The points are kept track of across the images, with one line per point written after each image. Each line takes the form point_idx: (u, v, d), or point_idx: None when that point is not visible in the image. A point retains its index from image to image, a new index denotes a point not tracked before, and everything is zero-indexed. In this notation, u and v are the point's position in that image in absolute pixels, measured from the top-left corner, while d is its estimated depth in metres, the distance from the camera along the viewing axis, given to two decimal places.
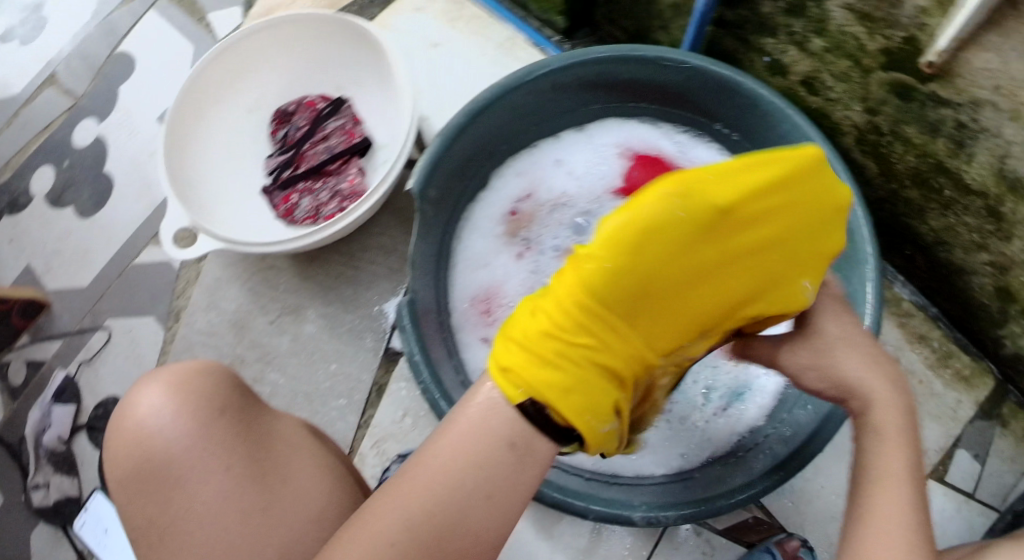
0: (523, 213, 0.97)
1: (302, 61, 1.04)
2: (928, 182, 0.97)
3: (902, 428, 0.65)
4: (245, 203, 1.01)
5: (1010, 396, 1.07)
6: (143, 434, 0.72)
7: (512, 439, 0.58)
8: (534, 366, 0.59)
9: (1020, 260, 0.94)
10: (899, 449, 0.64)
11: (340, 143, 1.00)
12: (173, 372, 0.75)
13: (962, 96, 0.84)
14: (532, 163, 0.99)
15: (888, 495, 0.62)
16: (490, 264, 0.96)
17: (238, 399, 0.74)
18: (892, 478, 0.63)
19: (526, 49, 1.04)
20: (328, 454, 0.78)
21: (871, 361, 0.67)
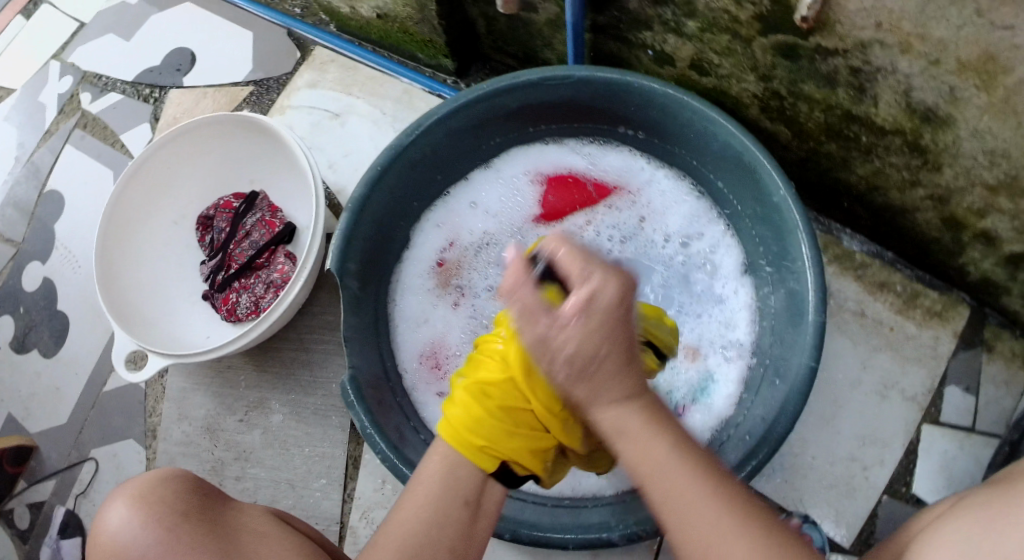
0: (450, 261, 0.99)
1: (213, 163, 1.06)
2: (842, 133, 0.95)
3: (651, 425, 0.63)
4: (187, 314, 1.03)
5: (990, 320, 1.04)
6: (116, 550, 0.71)
7: (466, 497, 0.66)
8: (480, 425, 0.67)
9: (955, 187, 0.92)
10: (643, 447, 0.62)
11: (263, 235, 1.02)
12: (134, 486, 0.73)
13: (846, 42, 0.83)
14: (448, 211, 1.01)
15: (684, 500, 0.61)
16: (429, 321, 0.97)
17: (197, 503, 0.72)
18: (676, 465, 0.62)
19: (423, 97, 1.05)
20: (300, 543, 0.75)
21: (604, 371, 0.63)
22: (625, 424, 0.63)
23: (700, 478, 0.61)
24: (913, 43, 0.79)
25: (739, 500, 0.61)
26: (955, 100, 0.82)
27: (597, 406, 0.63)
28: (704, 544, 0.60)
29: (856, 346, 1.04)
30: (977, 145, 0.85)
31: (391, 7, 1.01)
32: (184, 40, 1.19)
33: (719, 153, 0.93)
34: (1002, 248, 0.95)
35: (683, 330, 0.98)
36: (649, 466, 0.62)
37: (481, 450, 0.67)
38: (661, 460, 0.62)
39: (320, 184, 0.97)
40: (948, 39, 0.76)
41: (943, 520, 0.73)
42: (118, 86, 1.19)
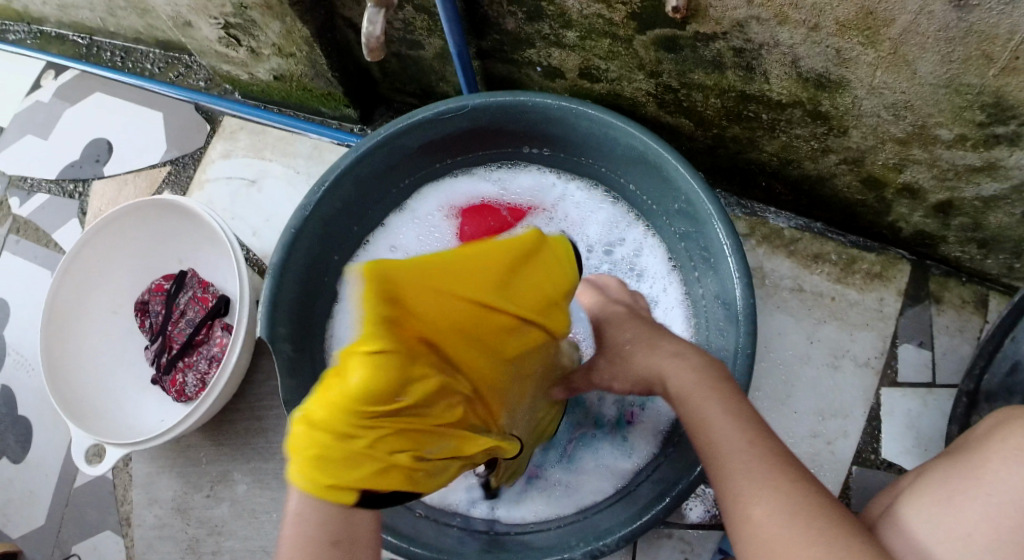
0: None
1: (139, 247, 1.07)
2: (742, 114, 0.94)
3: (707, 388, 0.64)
4: (138, 401, 1.04)
5: (932, 271, 1.04)
6: None
7: (336, 537, 0.57)
8: (326, 457, 0.54)
9: (866, 147, 0.91)
10: (711, 406, 0.63)
11: (199, 312, 1.03)
12: None
13: (723, 25, 0.82)
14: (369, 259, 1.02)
15: (723, 452, 0.59)
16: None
17: None
18: (717, 416, 0.62)
19: (332, 149, 1.08)
20: None
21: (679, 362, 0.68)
22: (685, 385, 0.66)
23: (738, 430, 0.61)
24: (787, 14, 0.77)
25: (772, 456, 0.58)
26: (844, 62, 0.80)
27: (668, 372, 0.68)
28: (731, 496, 0.57)
29: (801, 322, 1.04)
30: (877, 101, 0.84)
31: (286, 67, 1.04)
32: (99, 130, 1.21)
33: (625, 155, 0.93)
34: (928, 199, 0.94)
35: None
36: (700, 416, 0.63)
37: (333, 484, 0.54)
38: (704, 400, 0.63)
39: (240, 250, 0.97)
40: (823, 3, 0.74)
41: (901, 497, 0.68)
42: (42, 185, 1.21)
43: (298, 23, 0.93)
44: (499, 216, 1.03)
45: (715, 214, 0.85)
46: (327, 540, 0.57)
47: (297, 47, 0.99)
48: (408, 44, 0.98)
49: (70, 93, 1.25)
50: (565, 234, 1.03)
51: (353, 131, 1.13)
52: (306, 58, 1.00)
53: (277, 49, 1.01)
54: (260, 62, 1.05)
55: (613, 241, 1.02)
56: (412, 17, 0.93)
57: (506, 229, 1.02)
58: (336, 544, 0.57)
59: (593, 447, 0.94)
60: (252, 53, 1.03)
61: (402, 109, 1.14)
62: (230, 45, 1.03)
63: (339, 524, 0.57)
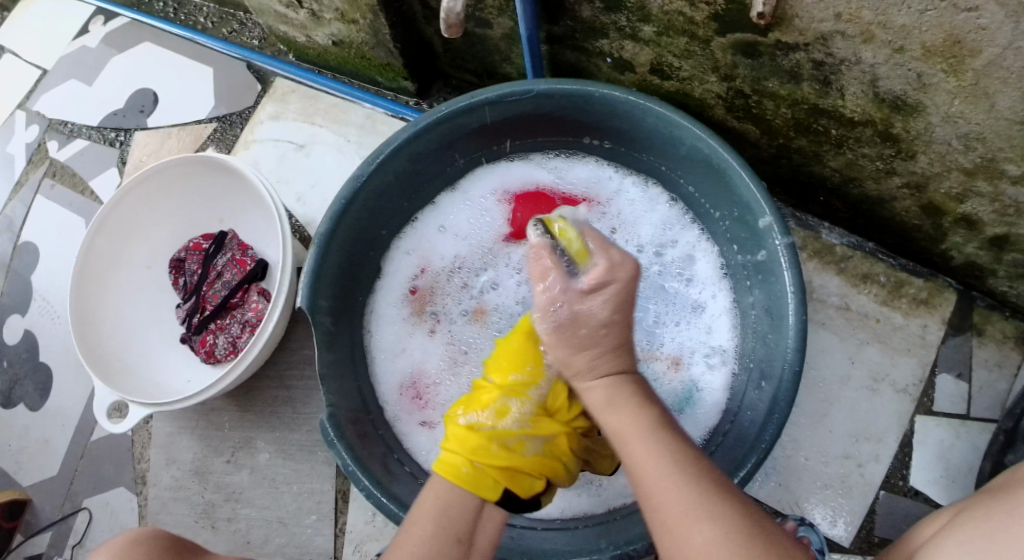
0: (424, 288, 0.98)
1: (178, 203, 1.05)
2: (811, 127, 0.93)
3: (650, 429, 0.67)
4: (165, 359, 1.02)
5: (977, 303, 1.04)
6: None
7: (460, 535, 0.67)
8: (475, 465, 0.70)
9: (931, 173, 0.89)
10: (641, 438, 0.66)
11: (235, 276, 1.01)
12: (110, 548, 0.73)
13: (806, 36, 0.81)
14: (417, 237, 1.00)
15: (664, 483, 0.63)
16: (407, 350, 0.96)
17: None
18: (658, 454, 0.64)
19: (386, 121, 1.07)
20: None
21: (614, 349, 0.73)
22: (624, 424, 0.68)
23: (689, 474, 0.63)
24: (874, 32, 0.76)
25: (724, 496, 0.61)
26: (923, 87, 0.79)
27: (618, 427, 0.68)
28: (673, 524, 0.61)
29: (844, 341, 1.03)
30: (950, 130, 0.82)
31: (346, 34, 1.02)
32: (145, 80, 1.20)
33: (686, 157, 0.92)
34: (984, 231, 0.93)
35: (664, 340, 0.96)
36: (640, 454, 0.65)
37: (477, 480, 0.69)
38: (636, 434, 0.67)
39: (284, 214, 0.95)
40: (911, 26, 0.73)
41: (943, 533, 0.68)
42: (83, 131, 1.20)
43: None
44: (553, 206, 1.01)
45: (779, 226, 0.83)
46: (451, 536, 0.66)
47: (361, 15, 0.97)
48: (476, 21, 0.96)
49: (118, 41, 1.24)
50: (618, 230, 1.01)
51: (408, 103, 1.12)
52: (369, 26, 0.98)
53: (339, 15, 0.98)
54: (320, 26, 1.03)
55: (665, 242, 1.00)
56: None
57: None
58: (461, 541, 0.66)
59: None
60: (313, 16, 1.01)
61: (460, 86, 1.12)
62: (290, 6, 1.00)
63: (466, 524, 0.68)
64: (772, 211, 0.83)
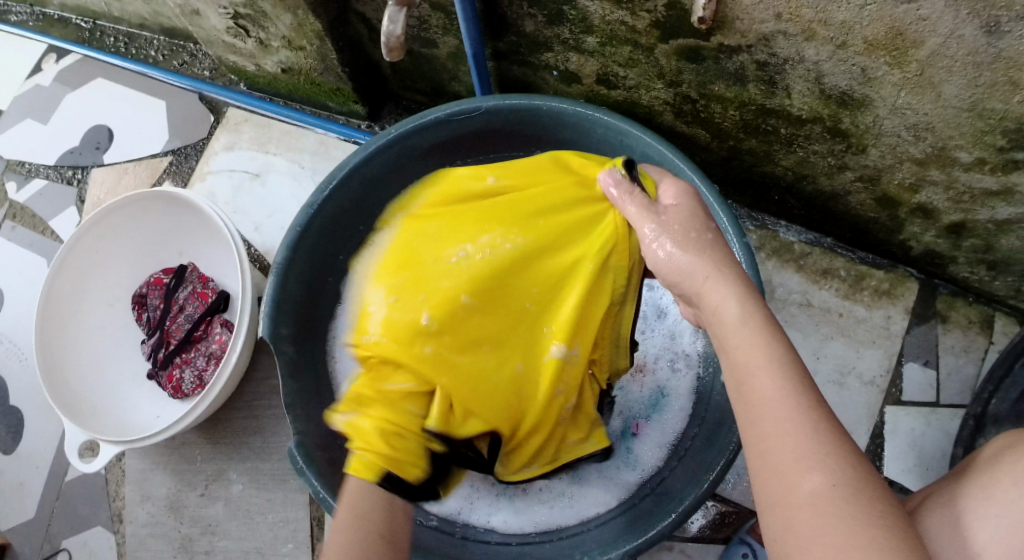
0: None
1: (137, 238, 1.04)
2: (760, 128, 0.93)
3: (759, 331, 0.59)
4: (133, 396, 1.01)
5: (940, 290, 1.05)
6: None
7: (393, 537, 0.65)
8: (380, 446, 0.67)
9: (883, 166, 0.89)
10: (750, 346, 0.59)
11: (198, 308, 1.01)
12: None
13: (748, 38, 0.81)
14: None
15: (776, 401, 0.56)
16: None
17: None
18: (767, 373, 0.57)
19: (338, 145, 1.09)
20: None
21: (739, 289, 0.63)
22: (736, 316, 0.61)
23: (798, 391, 0.56)
24: (816, 30, 0.76)
25: (838, 424, 0.55)
26: (869, 81, 0.79)
27: (727, 337, 0.61)
28: (785, 458, 0.54)
29: (809, 337, 1.04)
30: (898, 122, 0.82)
31: (294, 61, 1.02)
32: (100, 116, 1.20)
33: (638, 163, 0.92)
34: (941, 220, 0.94)
35: None
36: (752, 369, 0.58)
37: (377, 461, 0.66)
38: (757, 340, 0.59)
39: (242, 247, 0.95)
40: (852, 21, 0.73)
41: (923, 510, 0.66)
42: (41, 171, 1.20)
43: (310, 15, 0.91)
44: None
45: (732, 226, 0.84)
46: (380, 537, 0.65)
47: (307, 41, 0.96)
48: (422, 42, 0.97)
49: (71, 77, 1.24)
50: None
51: (360, 126, 1.12)
52: (316, 52, 0.98)
53: (286, 42, 0.98)
54: (269, 54, 1.03)
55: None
56: (427, 14, 0.91)
57: None
58: (389, 540, 0.65)
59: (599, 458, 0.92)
60: (260, 45, 1.01)
61: (410, 106, 1.13)
62: (238, 36, 1.00)
63: (383, 518, 0.66)
64: (724, 215, 0.84)
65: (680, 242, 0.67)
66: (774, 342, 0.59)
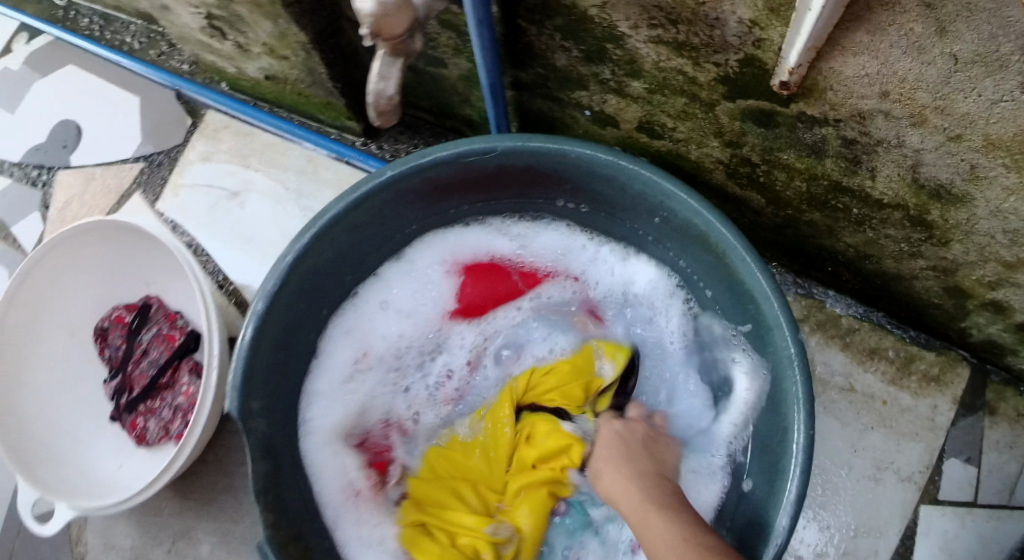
0: (364, 378, 0.90)
1: (101, 263, 0.94)
2: (827, 204, 0.83)
3: (645, 504, 0.69)
4: (92, 444, 0.91)
5: (992, 377, 0.96)
6: None
7: None
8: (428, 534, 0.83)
9: (964, 261, 0.79)
10: (654, 528, 0.65)
11: (162, 353, 0.91)
12: None
13: (839, 110, 0.69)
14: (357, 317, 0.90)
15: (658, 528, 0.64)
16: (342, 449, 0.87)
17: None
18: (652, 516, 0.67)
19: (329, 165, 0.96)
20: None
21: (623, 480, 0.73)
22: (634, 503, 0.70)
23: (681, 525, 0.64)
24: (928, 117, 0.64)
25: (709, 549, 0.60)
26: (976, 179, 0.67)
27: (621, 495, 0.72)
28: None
29: (845, 423, 0.95)
30: (997, 224, 0.71)
31: (276, 68, 0.89)
32: (72, 111, 1.07)
33: (679, 229, 0.81)
34: (1013, 317, 0.83)
35: None
36: (643, 526, 0.66)
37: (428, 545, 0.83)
38: (647, 512, 0.67)
39: (207, 293, 0.82)
40: (976, 114, 0.61)
41: None
42: (4, 168, 1.07)
43: (294, 26, 0.77)
44: (509, 281, 0.94)
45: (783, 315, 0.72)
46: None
47: (291, 51, 0.83)
48: (429, 60, 0.84)
49: (42, 63, 1.11)
50: (583, 314, 0.93)
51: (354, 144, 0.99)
52: (301, 64, 0.85)
53: (268, 49, 0.85)
54: (249, 59, 0.90)
55: (630, 323, 0.92)
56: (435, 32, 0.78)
57: (515, 296, 0.94)
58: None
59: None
60: (240, 49, 0.88)
61: (412, 124, 1.00)
62: (214, 37, 0.87)
63: None
64: (772, 292, 0.73)
65: (609, 442, 0.79)
66: (658, 494, 0.70)
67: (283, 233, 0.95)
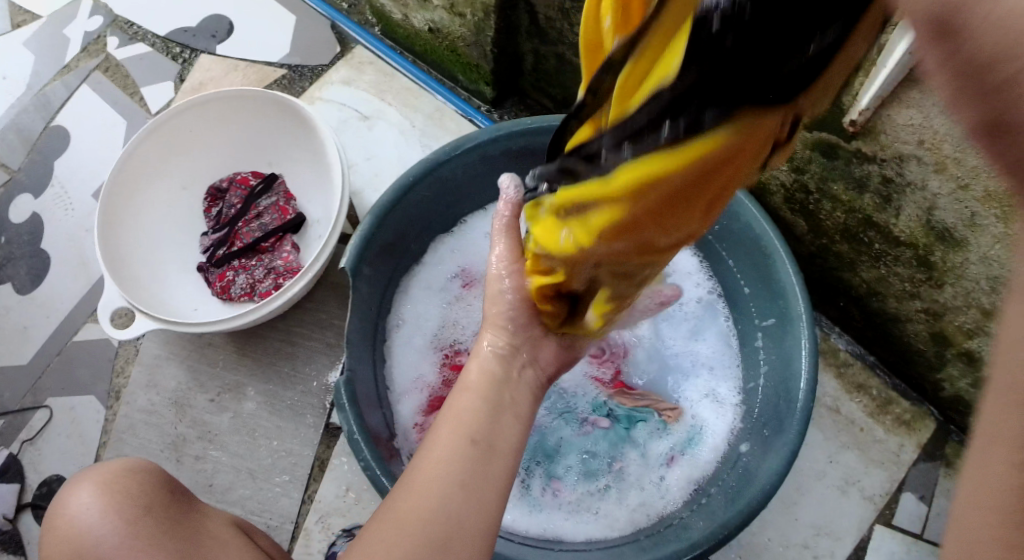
0: (464, 290, 0.98)
1: (235, 133, 1.05)
2: (857, 237, 0.99)
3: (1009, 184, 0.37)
4: (176, 284, 0.99)
5: (952, 436, 1.10)
6: (74, 535, 0.68)
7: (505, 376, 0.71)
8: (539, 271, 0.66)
9: (952, 305, 0.95)
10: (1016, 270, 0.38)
11: (274, 221, 1.02)
12: (105, 473, 0.71)
13: (885, 152, 0.86)
14: (460, 240, 1.01)
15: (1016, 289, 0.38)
16: (422, 347, 0.96)
17: (160, 498, 0.70)
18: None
19: (454, 118, 1.10)
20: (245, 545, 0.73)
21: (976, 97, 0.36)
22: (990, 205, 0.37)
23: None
24: (948, 166, 0.81)
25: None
26: (973, 226, 0.84)
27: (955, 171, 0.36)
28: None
29: (826, 439, 1.09)
30: (983, 270, 0.88)
31: (446, 24, 1.03)
32: (226, 8, 1.20)
33: (737, 235, 0.95)
34: (981, 370, 0.99)
35: (684, 396, 0.99)
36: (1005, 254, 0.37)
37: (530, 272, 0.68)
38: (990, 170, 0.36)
39: (345, 179, 0.94)
40: (982, 168, 0.78)
41: None
42: (147, 38, 1.19)
43: None
44: None
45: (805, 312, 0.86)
46: (456, 479, 0.61)
47: (470, 10, 0.98)
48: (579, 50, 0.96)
49: None
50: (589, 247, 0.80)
51: (479, 108, 1.15)
52: (474, 23, 0.99)
53: (448, 5, 0.99)
54: (423, 9, 1.03)
55: (694, 307, 1.04)
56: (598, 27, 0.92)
57: None
58: (464, 485, 0.61)
59: (636, 481, 0.93)
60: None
61: (533, 107, 1.15)
62: None
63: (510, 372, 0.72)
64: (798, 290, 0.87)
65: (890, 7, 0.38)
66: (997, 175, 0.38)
67: (402, 162, 1.09)
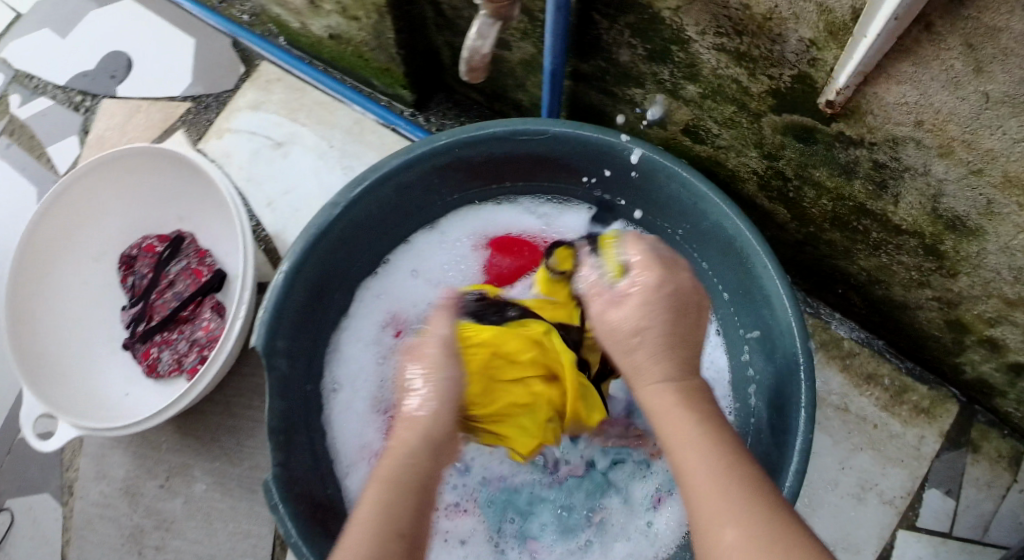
0: (396, 340, 0.90)
1: (138, 191, 0.95)
2: (849, 224, 0.87)
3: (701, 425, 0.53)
4: (104, 369, 0.92)
5: (978, 417, 0.99)
6: None
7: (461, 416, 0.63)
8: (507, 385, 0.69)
9: (969, 295, 0.83)
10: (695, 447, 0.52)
11: (188, 287, 0.92)
12: None
13: (875, 135, 0.72)
14: (388, 280, 0.92)
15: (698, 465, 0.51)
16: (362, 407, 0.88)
17: None
18: (700, 446, 0.52)
19: (375, 130, 0.99)
20: None
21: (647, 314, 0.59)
22: (671, 409, 0.55)
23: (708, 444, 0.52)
24: (955, 149, 0.68)
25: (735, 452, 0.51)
26: (990, 214, 0.71)
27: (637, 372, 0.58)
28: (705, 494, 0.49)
29: (835, 439, 0.99)
30: (1005, 260, 0.75)
31: (343, 29, 0.91)
32: (124, 42, 1.09)
33: (709, 232, 0.83)
34: (1007, 356, 0.87)
35: None
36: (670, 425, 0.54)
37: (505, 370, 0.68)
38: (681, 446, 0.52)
39: (247, 231, 0.84)
40: (1000, 151, 0.65)
41: None
42: (48, 89, 1.09)
43: None
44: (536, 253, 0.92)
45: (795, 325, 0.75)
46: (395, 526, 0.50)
47: (364, 13, 0.85)
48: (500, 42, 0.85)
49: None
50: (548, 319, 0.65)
51: (402, 113, 1.02)
52: (371, 26, 0.87)
53: (340, 8, 0.87)
54: (317, 15, 0.91)
55: None
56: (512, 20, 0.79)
57: None
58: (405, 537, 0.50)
59: (620, 529, 0.84)
60: (310, 5, 0.90)
61: (462, 103, 1.02)
62: None
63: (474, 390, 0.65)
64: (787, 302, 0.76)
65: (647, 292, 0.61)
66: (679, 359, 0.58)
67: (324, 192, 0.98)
